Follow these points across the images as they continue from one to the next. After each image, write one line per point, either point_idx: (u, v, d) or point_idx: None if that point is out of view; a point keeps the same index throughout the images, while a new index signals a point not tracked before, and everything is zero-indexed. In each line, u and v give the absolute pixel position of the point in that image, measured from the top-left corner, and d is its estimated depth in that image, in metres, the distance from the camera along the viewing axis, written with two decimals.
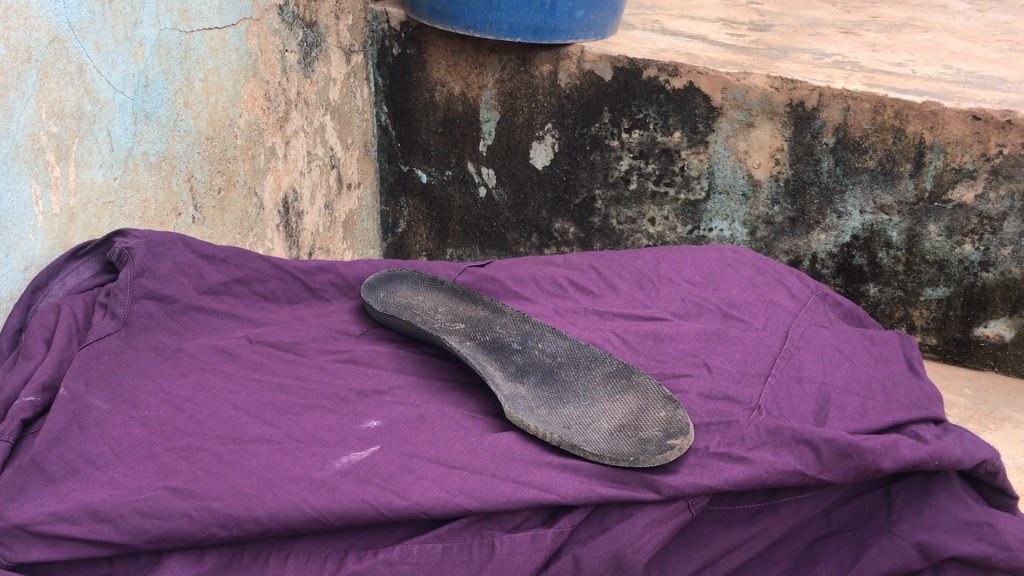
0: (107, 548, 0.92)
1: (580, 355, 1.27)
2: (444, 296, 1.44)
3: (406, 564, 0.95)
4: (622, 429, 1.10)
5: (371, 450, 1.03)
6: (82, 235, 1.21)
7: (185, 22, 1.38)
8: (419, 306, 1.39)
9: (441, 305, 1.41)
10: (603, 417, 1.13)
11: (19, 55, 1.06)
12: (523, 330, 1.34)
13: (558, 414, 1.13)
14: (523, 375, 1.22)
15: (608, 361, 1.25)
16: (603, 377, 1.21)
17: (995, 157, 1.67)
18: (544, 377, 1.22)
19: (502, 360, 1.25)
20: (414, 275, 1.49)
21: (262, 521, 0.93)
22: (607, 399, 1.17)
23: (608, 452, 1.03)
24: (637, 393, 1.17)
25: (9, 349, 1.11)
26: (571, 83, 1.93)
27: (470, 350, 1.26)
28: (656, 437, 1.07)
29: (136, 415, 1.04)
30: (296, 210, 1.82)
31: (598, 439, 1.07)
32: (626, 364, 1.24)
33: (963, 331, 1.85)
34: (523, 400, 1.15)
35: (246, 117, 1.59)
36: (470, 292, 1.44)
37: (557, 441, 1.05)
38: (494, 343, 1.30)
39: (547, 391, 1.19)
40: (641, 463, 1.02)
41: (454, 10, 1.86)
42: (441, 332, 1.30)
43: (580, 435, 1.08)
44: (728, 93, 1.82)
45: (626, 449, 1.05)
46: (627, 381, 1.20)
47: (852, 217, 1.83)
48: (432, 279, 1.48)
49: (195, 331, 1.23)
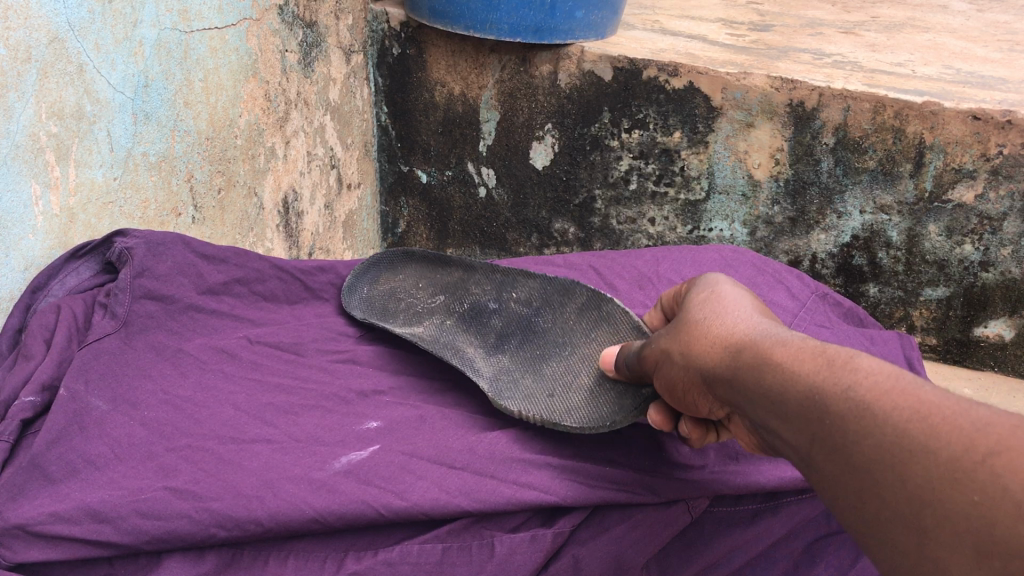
0: (107, 549, 0.91)
1: (551, 296, 1.28)
2: (423, 273, 1.44)
3: (406, 564, 0.94)
4: (601, 385, 1.10)
5: (372, 450, 1.03)
6: (81, 235, 1.21)
7: (184, 22, 1.38)
8: (402, 294, 1.41)
9: (423, 285, 1.42)
10: (582, 371, 1.14)
11: (19, 55, 1.05)
12: (497, 284, 1.35)
13: (541, 379, 1.14)
14: (503, 344, 1.24)
15: (577, 292, 1.25)
16: (576, 315, 1.23)
17: (995, 157, 1.66)
18: (524, 340, 1.24)
19: (481, 331, 1.27)
20: (387, 257, 1.48)
21: (263, 522, 0.92)
22: (585, 343, 1.18)
23: (586, 421, 1.03)
24: (609, 326, 1.18)
25: (9, 349, 1.11)
26: (571, 83, 1.93)
27: (443, 337, 1.27)
28: (631, 390, 1.06)
29: (136, 415, 1.04)
30: (297, 209, 1.82)
31: (577, 404, 1.08)
32: (591, 290, 1.23)
33: (963, 331, 1.87)
34: (505, 375, 1.17)
35: (246, 117, 1.59)
36: (441, 256, 1.44)
37: (535, 421, 1.06)
38: (472, 314, 1.32)
39: (528, 353, 1.21)
40: (617, 424, 1.02)
41: (453, 10, 1.85)
42: (414, 323, 1.32)
43: (562, 404, 1.08)
44: (728, 93, 1.81)
45: (604, 412, 1.05)
46: (597, 313, 1.21)
47: (852, 217, 1.84)
48: (404, 252, 1.47)
49: (195, 331, 1.22)
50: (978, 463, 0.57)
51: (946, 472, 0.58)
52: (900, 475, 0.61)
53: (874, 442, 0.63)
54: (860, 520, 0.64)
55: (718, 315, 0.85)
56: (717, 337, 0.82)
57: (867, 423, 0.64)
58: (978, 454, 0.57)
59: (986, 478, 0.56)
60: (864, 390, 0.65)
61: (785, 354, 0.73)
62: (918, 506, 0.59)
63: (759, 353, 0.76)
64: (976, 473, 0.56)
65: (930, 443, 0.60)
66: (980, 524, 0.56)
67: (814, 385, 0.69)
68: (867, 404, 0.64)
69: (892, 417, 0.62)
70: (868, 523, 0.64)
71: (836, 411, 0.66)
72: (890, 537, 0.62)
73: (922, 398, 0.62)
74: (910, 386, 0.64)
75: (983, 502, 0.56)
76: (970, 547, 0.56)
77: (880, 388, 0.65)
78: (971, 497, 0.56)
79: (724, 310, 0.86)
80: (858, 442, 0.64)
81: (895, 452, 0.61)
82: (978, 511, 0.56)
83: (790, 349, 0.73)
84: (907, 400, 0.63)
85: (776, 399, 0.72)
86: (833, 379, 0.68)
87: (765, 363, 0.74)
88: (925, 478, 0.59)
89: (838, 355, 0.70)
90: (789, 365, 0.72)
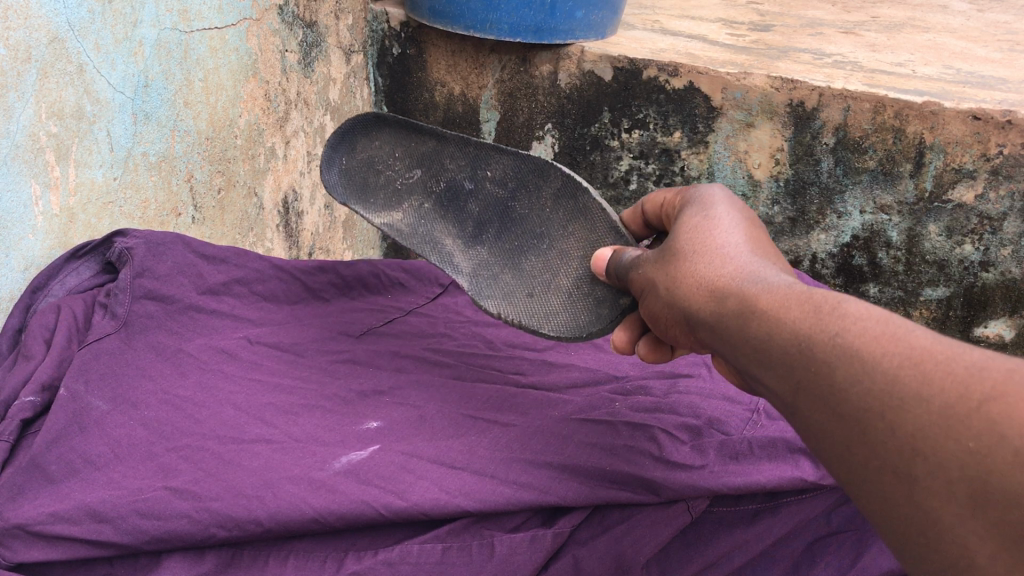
0: (108, 549, 0.92)
1: (526, 176, 1.21)
2: (393, 136, 1.31)
3: (406, 564, 0.93)
4: (579, 287, 1.13)
5: (372, 450, 1.03)
6: (81, 235, 1.21)
7: (185, 22, 1.38)
8: (374, 164, 1.30)
9: (394, 152, 1.30)
10: (560, 269, 1.16)
11: (19, 55, 1.05)
12: (471, 157, 1.25)
13: (521, 277, 1.17)
14: (482, 232, 1.22)
15: (552, 175, 1.19)
16: (553, 202, 1.19)
17: (995, 157, 1.66)
18: (502, 228, 1.22)
19: (459, 218, 1.24)
20: (353, 122, 1.30)
21: (263, 521, 0.92)
22: (562, 238, 1.18)
23: (566, 331, 1.10)
24: (586, 220, 1.17)
25: (9, 349, 1.11)
26: (571, 83, 1.93)
27: (421, 227, 1.24)
28: (608, 296, 1.10)
29: (136, 416, 1.03)
30: (296, 210, 1.82)
31: (556, 308, 1.12)
32: (567, 174, 1.17)
33: (963, 331, 1.86)
34: (484, 271, 1.18)
35: (246, 117, 1.59)
36: (413, 120, 1.29)
37: (515, 324, 1.11)
38: (447, 192, 1.26)
39: (507, 245, 1.20)
40: (593, 335, 1.09)
41: (454, 10, 1.85)
42: (391, 205, 1.27)
43: (541, 307, 1.13)
44: (728, 93, 1.81)
45: (582, 320, 1.10)
46: (574, 204, 1.17)
47: (853, 217, 1.84)
48: (372, 116, 1.30)
49: (194, 331, 1.21)
50: (972, 410, 0.56)
51: (940, 420, 0.58)
52: (891, 424, 0.60)
53: (864, 390, 0.62)
54: (848, 469, 0.64)
55: (707, 253, 0.84)
56: (705, 280, 0.81)
57: (857, 371, 0.63)
58: (972, 400, 0.57)
59: (981, 425, 0.56)
60: (853, 337, 0.64)
61: (773, 301, 0.72)
62: (911, 455, 0.59)
63: (746, 300, 0.75)
64: (970, 420, 0.56)
65: (921, 390, 0.59)
66: (974, 470, 0.56)
67: (802, 333, 0.68)
68: (856, 350, 0.64)
69: (883, 364, 0.62)
70: (855, 472, 0.64)
71: (824, 359, 0.65)
72: (880, 487, 0.62)
73: (913, 344, 0.62)
74: (900, 331, 0.63)
75: (978, 450, 0.55)
76: (964, 495, 0.56)
77: (871, 334, 0.64)
78: (965, 444, 0.56)
79: (713, 244, 0.85)
80: (846, 390, 0.63)
81: (886, 400, 0.61)
82: (973, 458, 0.56)
83: (778, 296, 0.72)
84: (898, 346, 0.62)
85: (764, 347, 0.71)
86: (822, 326, 0.67)
87: (752, 312, 0.73)
88: (917, 426, 0.59)
89: (826, 300, 0.69)
90: (777, 314, 0.71)
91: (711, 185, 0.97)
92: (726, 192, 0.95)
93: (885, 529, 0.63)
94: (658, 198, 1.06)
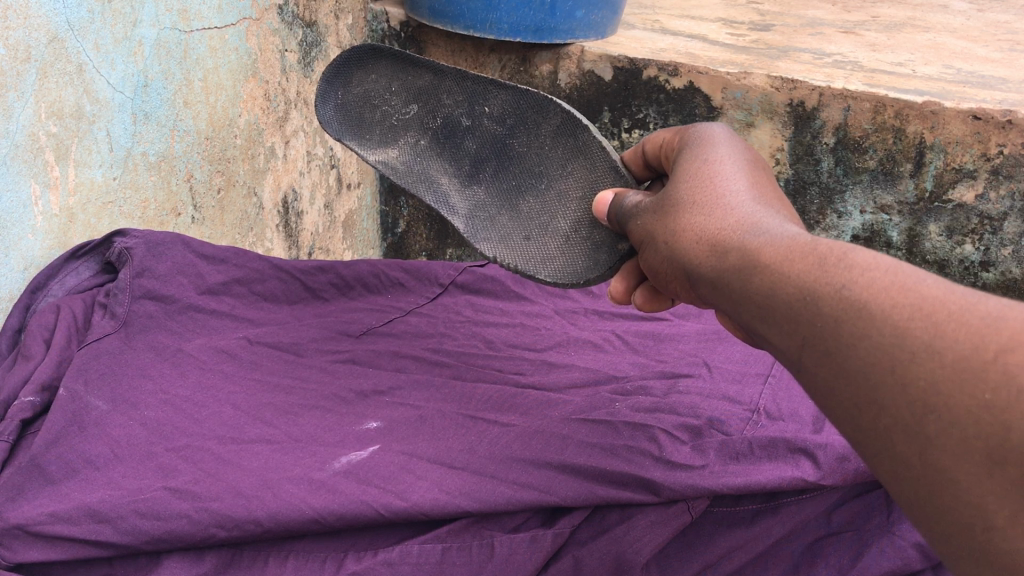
0: (108, 549, 0.91)
1: (526, 112, 1.17)
2: (390, 69, 1.26)
3: (406, 564, 0.93)
4: (578, 230, 1.12)
5: (372, 450, 1.03)
6: (81, 235, 1.21)
7: (185, 22, 1.38)
8: (373, 99, 1.26)
9: (392, 85, 1.26)
10: (558, 211, 1.14)
11: (19, 55, 1.05)
12: (468, 91, 1.21)
13: (518, 218, 1.16)
14: (479, 171, 1.21)
15: (552, 111, 1.15)
16: (552, 138, 1.16)
17: (995, 157, 1.66)
18: (500, 166, 1.20)
19: (456, 157, 1.22)
20: (351, 55, 1.25)
21: (263, 522, 0.92)
22: (561, 178, 1.15)
23: (563, 276, 1.10)
24: (586, 159, 1.14)
25: (9, 349, 1.11)
26: (571, 83, 1.93)
27: (417, 166, 1.23)
28: (606, 240, 1.09)
29: (136, 415, 1.03)
30: (296, 210, 1.82)
31: (553, 252, 1.11)
32: (567, 111, 1.13)
33: None
34: (481, 212, 1.18)
35: (246, 117, 1.59)
36: (410, 54, 1.24)
37: (510, 268, 1.11)
38: (446, 127, 1.23)
39: (504, 185, 1.19)
40: (591, 280, 1.09)
41: (453, 10, 1.84)
42: (388, 145, 1.25)
43: (538, 250, 1.12)
44: (728, 93, 1.81)
45: (580, 267, 1.10)
46: (574, 142, 1.14)
47: (853, 217, 1.84)
48: (369, 49, 1.25)
49: (194, 331, 1.22)
50: (988, 362, 0.55)
51: (955, 373, 0.56)
52: (900, 379, 0.59)
53: (872, 345, 0.61)
54: (854, 428, 0.62)
55: (707, 208, 0.82)
56: (707, 236, 0.80)
57: (865, 325, 0.61)
58: (987, 354, 0.55)
59: (999, 378, 0.54)
60: (860, 290, 0.63)
61: (777, 255, 0.70)
62: (922, 412, 0.57)
63: (749, 254, 0.73)
64: (987, 374, 0.55)
65: (933, 343, 0.58)
66: (991, 427, 0.54)
67: (806, 287, 0.66)
68: (863, 304, 0.62)
69: (892, 317, 0.60)
70: (861, 430, 0.62)
71: (830, 314, 0.64)
72: (889, 448, 0.60)
73: (924, 295, 0.60)
74: (910, 281, 0.61)
75: (996, 404, 0.54)
76: (981, 452, 0.55)
77: (878, 286, 0.62)
78: (982, 400, 0.54)
79: (715, 196, 0.83)
80: (854, 345, 0.61)
81: (897, 355, 0.59)
82: (990, 414, 0.54)
83: (781, 249, 0.71)
84: (909, 298, 0.60)
85: (768, 301, 0.69)
86: (827, 279, 0.65)
87: (755, 268, 0.72)
88: (930, 381, 0.57)
89: (830, 252, 0.67)
90: (781, 267, 0.69)
91: (713, 130, 0.95)
92: (729, 138, 0.93)
93: (894, 491, 0.61)
94: (658, 138, 1.04)
